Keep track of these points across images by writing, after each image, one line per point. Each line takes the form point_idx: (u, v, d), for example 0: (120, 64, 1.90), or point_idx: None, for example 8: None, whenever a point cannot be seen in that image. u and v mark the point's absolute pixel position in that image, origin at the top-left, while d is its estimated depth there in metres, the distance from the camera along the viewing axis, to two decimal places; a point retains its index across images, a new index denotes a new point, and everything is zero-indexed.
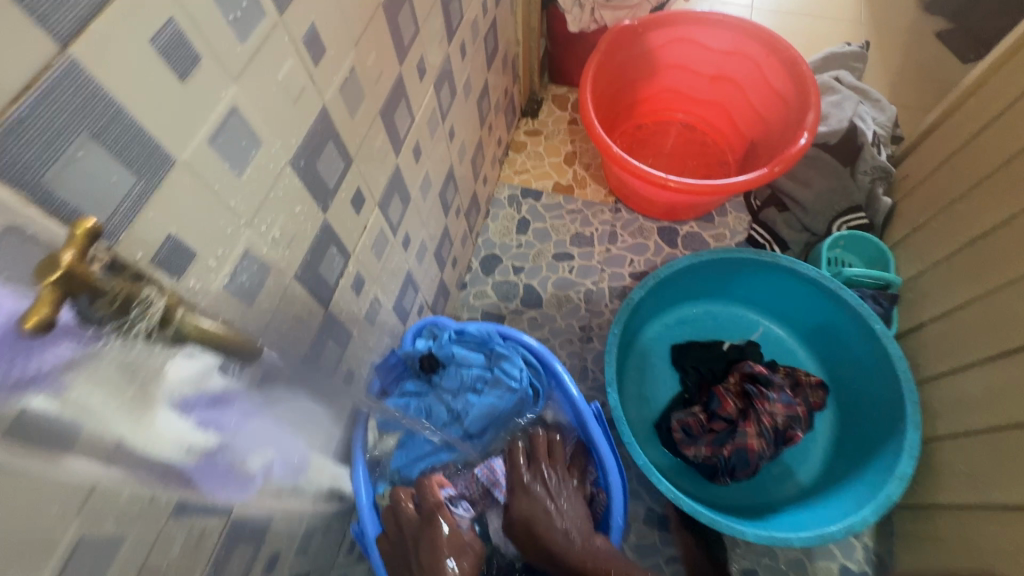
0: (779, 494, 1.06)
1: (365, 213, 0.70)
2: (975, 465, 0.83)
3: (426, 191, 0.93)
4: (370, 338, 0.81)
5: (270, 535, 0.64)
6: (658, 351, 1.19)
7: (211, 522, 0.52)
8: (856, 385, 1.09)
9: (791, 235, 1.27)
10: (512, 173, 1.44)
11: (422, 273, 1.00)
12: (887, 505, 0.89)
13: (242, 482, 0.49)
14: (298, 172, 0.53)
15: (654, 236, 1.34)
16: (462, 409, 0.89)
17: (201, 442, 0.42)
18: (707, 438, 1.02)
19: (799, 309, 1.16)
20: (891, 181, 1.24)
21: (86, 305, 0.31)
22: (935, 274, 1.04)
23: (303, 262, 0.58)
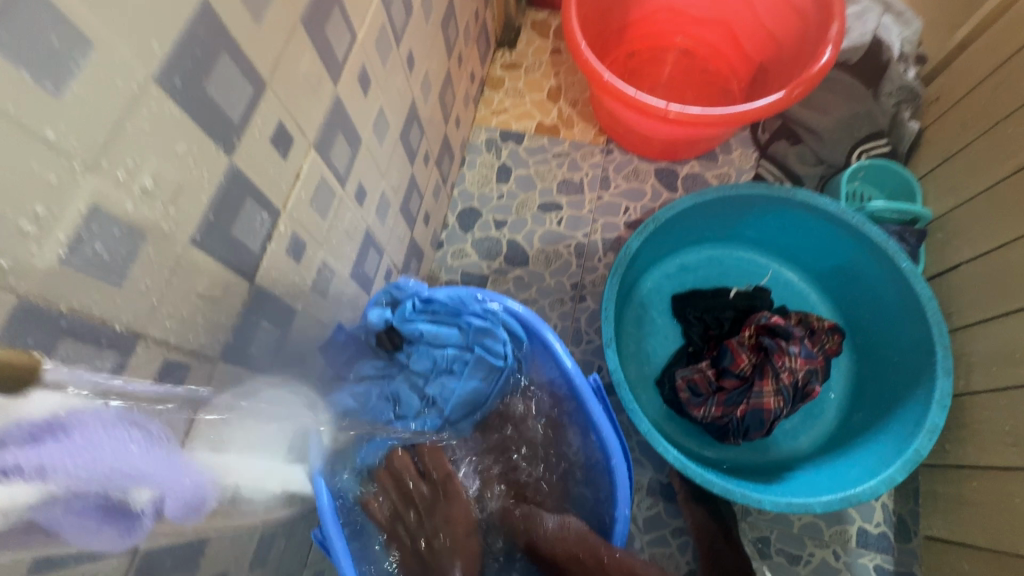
0: (788, 452, 0.97)
1: (296, 158, 0.55)
2: (1020, 422, 0.74)
3: (382, 133, 0.77)
4: (322, 313, 0.68)
5: (209, 557, 0.53)
6: (658, 304, 1.08)
7: (104, 566, 0.40)
8: (875, 331, 0.98)
9: (804, 171, 1.13)
10: (489, 114, 1.26)
11: (385, 231, 0.86)
12: (914, 462, 0.80)
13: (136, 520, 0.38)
14: (176, 96, 0.38)
15: (651, 179, 1.19)
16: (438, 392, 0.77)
17: (9, 499, 0.29)
18: (717, 397, 0.93)
19: (814, 249, 1.03)
20: (918, 105, 1.10)
21: None
22: (972, 208, 0.91)
23: (204, 221, 0.44)
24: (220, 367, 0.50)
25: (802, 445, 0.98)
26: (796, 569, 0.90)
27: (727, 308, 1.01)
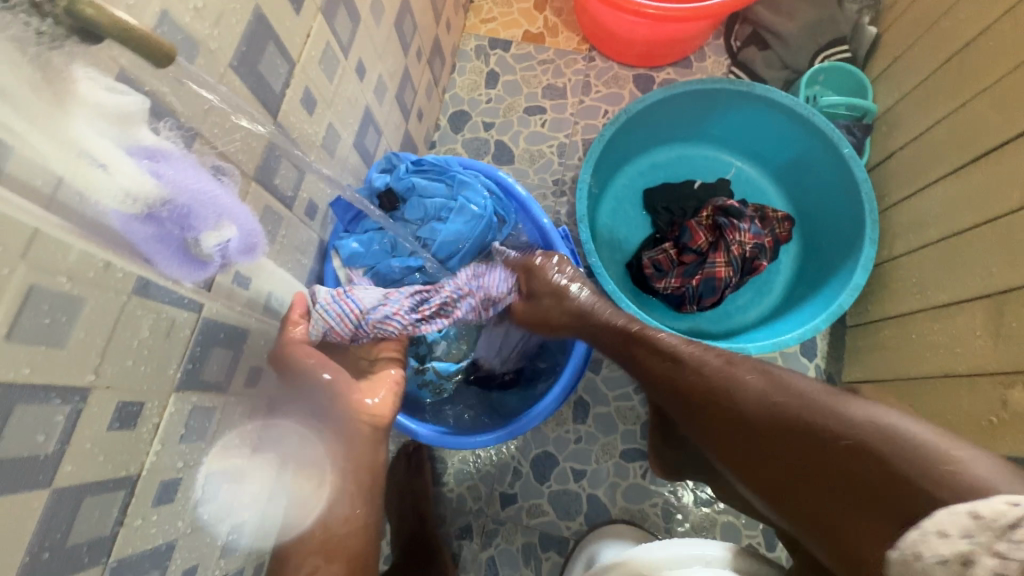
0: (738, 322, 1.12)
1: (306, 17, 0.65)
2: (926, 274, 0.87)
3: (379, 17, 0.85)
4: (330, 171, 0.79)
5: (248, 346, 0.65)
6: (631, 197, 1.19)
7: (178, 313, 0.52)
8: (820, 217, 1.11)
9: (770, 76, 1.22)
10: (478, 23, 1.33)
11: (383, 115, 0.95)
12: (837, 313, 0.94)
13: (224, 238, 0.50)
14: None
15: (629, 85, 1.28)
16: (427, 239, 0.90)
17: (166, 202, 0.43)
18: (677, 270, 1.06)
19: (771, 144, 1.14)
20: (878, 10, 1.18)
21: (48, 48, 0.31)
22: (910, 100, 1.01)
23: (237, 49, 0.54)
24: (252, 191, 0.60)
25: (751, 315, 1.12)
26: None
27: (688, 198, 1.13)
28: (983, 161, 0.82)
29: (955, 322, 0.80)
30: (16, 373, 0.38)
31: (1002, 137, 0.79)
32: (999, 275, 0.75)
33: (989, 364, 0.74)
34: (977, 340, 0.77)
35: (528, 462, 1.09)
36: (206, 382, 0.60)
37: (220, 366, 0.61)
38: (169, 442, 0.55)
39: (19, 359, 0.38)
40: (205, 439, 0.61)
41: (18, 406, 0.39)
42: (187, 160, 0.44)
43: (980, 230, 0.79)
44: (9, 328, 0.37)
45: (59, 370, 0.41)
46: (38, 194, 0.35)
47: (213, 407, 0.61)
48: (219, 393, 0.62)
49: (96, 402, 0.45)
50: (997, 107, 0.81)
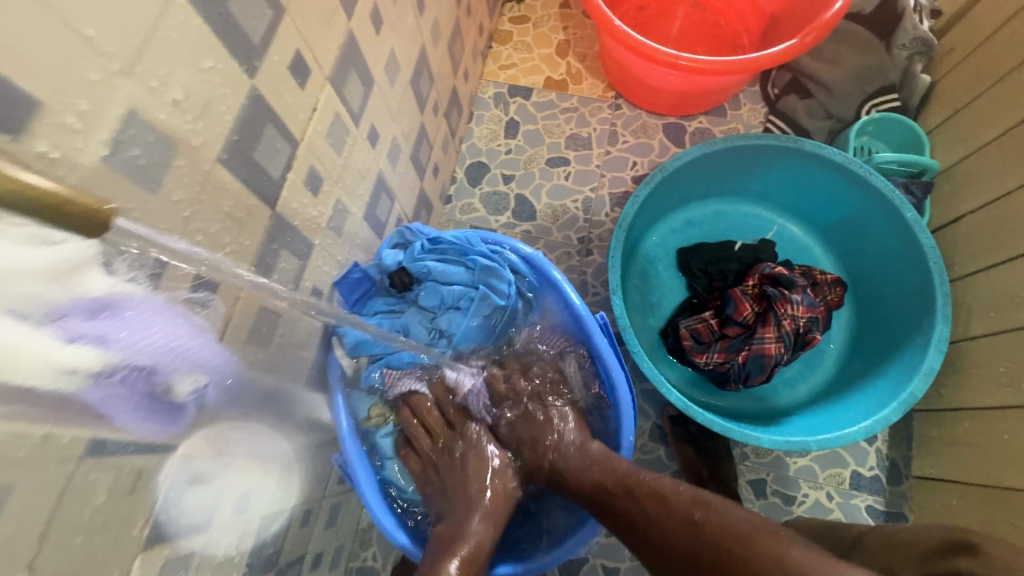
0: (787, 400, 1.00)
1: (312, 90, 0.56)
2: (1018, 362, 0.76)
3: (394, 77, 0.77)
4: (337, 251, 0.70)
5: (236, 472, 0.55)
6: (663, 258, 1.09)
7: (147, 462, 0.43)
8: (877, 284, 1.00)
9: (813, 126, 1.13)
10: (497, 69, 1.25)
11: (397, 178, 0.87)
12: (909, 403, 0.82)
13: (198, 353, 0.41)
14: (200, 9, 0.39)
15: (659, 134, 1.19)
16: (446, 328, 0.81)
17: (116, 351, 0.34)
18: (719, 344, 0.95)
19: (819, 202, 1.04)
20: (931, 56, 1.09)
21: None
22: (980, 159, 0.91)
23: (228, 140, 0.45)
24: (242, 300, 0.50)
25: (802, 392, 1.00)
26: (790, 510, 0.93)
27: (730, 261, 1.02)
28: None
29: None
30: None
31: None
32: None
33: None
34: None
35: None
36: (183, 526, 0.49)
37: (200, 504, 0.51)
38: None
39: None
40: None
41: None
42: (154, 303, 0.36)
43: None
44: None
45: None
46: None
47: (191, 552, 0.51)
48: (199, 534, 0.52)
49: None
50: None
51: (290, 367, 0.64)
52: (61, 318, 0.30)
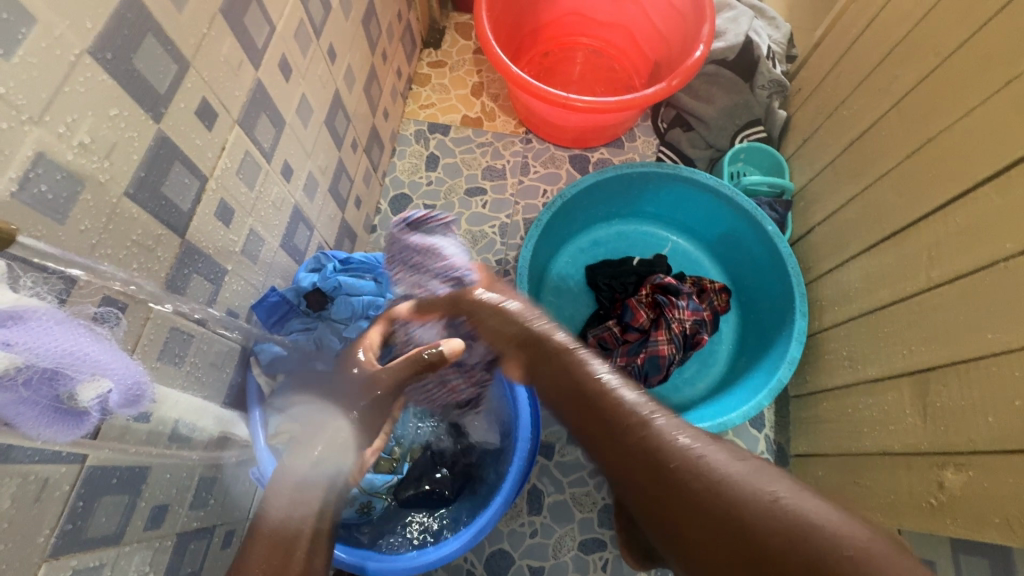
0: (686, 396, 1.11)
1: (221, 131, 0.63)
2: (856, 348, 0.90)
3: (306, 117, 0.85)
4: (252, 275, 0.75)
5: (147, 488, 0.58)
6: (573, 275, 1.20)
7: (52, 469, 0.46)
8: (753, 289, 1.14)
9: (696, 154, 1.29)
10: (417, 109, 1.36)
11: (315, 209, 0.93)
12: (778, 388, 0.95)
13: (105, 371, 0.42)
14: (107, 68, 0.46)
15: (566, 165, 1.32)
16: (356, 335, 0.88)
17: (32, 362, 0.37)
18: (622, 348, 1.07)
19: (702, 220, 1.19)
20: (786, 95, 1.28)
21: None
22: (820, 180, 1.09)
23: (135, 176, 0.51)
24: (147, 326, 0.55)
25: (698, 388, 1.12)
26: None
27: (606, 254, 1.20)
28: (890, 241, 0.87)
29: (886, 398, 0.82)
30: None
31: (905, 221, 0.85)
32: (917, 353, 0.78)
33: (922, 442, 0.76)
34: (907, 417, 0.79)
35: (482, 562, 1.02)
36: (94, 537, 0.52)
37: (110, 516, 0.54)
38: None
39: None
40: None
41: None
42: (56, 315, 0.39)
43: (897, 308, 0.83)
44: None
45: None
46: None
47: (102, 563, 0.54)
48: (111, 546, 0.54)
49: None
50: (895, 193, 0.88)
51: (207, 386, 0.68)
52: None
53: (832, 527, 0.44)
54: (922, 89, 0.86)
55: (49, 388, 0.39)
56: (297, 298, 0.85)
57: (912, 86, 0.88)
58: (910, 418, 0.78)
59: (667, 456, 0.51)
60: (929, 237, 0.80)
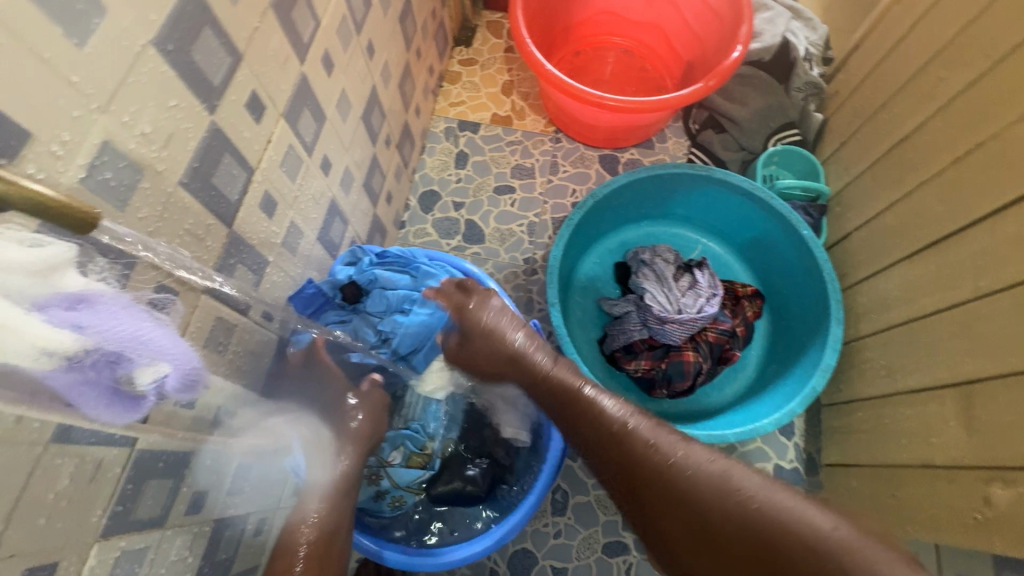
0: (715, 402, 1.09)
1: (268, 124, 0.64)
2: (894, 357, 0.88)
3: (345, 112, 0.86)
4: (291, 268, 0.76)
5: (191, 475, 0.60)
6: (600, 276, 1.19)
7: (105, 452, 0.47)
8: (786, 295, 1.12)
9: (728, 157, 1.27)
10: (448, 106, 1.36)
11: (350, 204, 0.94)
12: (812, 397, 0.94)
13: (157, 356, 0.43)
14: (168, 58, 0.47)
15: (595, 165, 1.32)
16: (390, 329, 0.89)
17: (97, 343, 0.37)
18: (647, 352, 1.06)
19: (734, 223, 1.17)
20: (822, 98, 1.26)
21: None
22: (857, 185, 1.07)
23: (189, 166, 0.52)
24: (195, 315, 0.56)
25: (725, 394, 1.10)
26: None
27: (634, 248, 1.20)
28: (934, 248, 0.85)
29: (927, 409, 0.80)
30: None
31: (951, 227, 0.82)
32: (963, 364, 0.76)
33: (965, 456, 0.74)
34: (950, 430, 0.76)
35: (504, 561, 1.01)
36: (141, 520, 0.54)
37: (155, 500, 0.55)
38: None
39: None
40: None
41: None
42: (120, 300, 0.40)
43: (940, 317, 0.81)
44: None
45: None
46: None
47: (146, 547, 0.55)
48: (155, 530, 0.56)
49: None
50: (940, 199, 0.85)
51: (246, 377, 0.69)
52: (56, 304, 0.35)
53: (808, 515, 0.51)
54: (971, 93, 0.84)
55: (109, 371, 0.40)
56: (331, 289, 0.87)
57: (960, 90, 0.86)
58: (954, 431, 0.76)
59: (679, 465, 0.60)
60: (979, 244, 0.77)
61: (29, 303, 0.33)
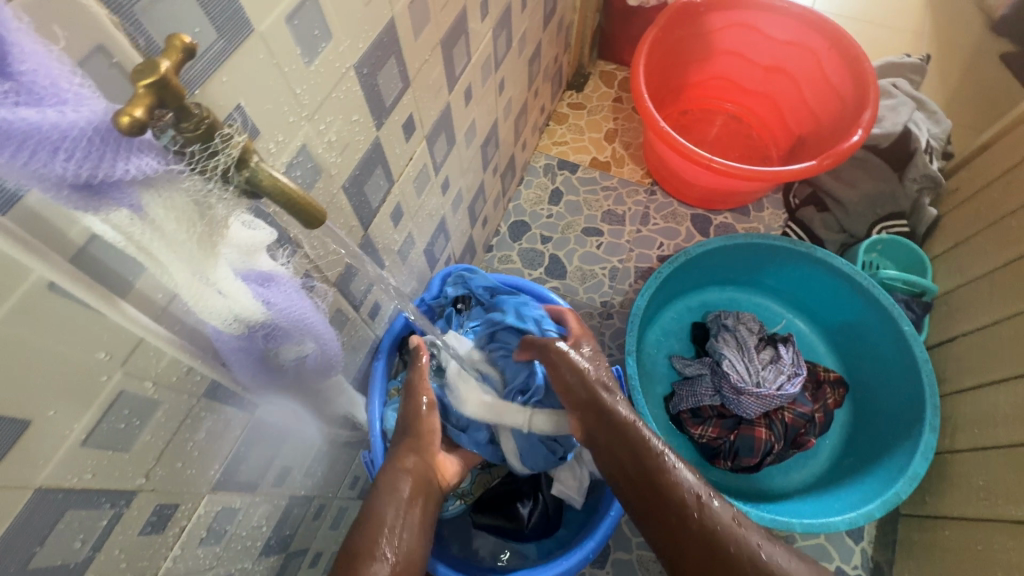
0: (780, 487, 1.04)
1: (413, 143, 0.70)
2: (997, 480, 0.82)
3: (470, 139, 0.92)
4: (399, 273, 0.82)
5: (284, 448, 0.64)
6: (677, 333, 1.18)
7: (236, 416, 0.52)
8: (874, 389, 1.07)
9: (828, 237, 1.24)
10: (551, 144, 1.42)
11: (454, 223, 1.00)
12: (893, 502, 0.88)
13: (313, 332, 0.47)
14: (361, 79, 0.53)
15: (687, 223, 1.32)
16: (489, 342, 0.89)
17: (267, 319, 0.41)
18: (715, 420, 1.03)
19: (826, 304, 1.14)
20: (939, 192, 1.21)
21: (173, 129, 0.27)
22: (972, 289, 1.02)
23: (351, 173, 0.57)
24: (320, 286, 0.55)
25: (792, 480, 1.05)
26: None
27: (715, 310, 1.18)
28: None
29: None
30: (78, 478, 0.37)
31: None
32: None
33: None
34: None
35: None
36: (238, 483, 0.57)
37: (253, 467, 0.59)
38: (188, 546, 0.52)
39: (86, 464, 0.37)
40: (218, 543, 0.57)
41: (67, 513, 0.37)
42: (294, 283, 0.43)
43: None
44: (87, 434, 0.36)
45: (118, 475, 0.40)
46: (153, 306, 0.37)
47: (237, 508, 0.58)
48: (246, 493, 0.59)
49: (135, 508, 0.44)
50: None
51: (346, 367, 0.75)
52: (263, 277, 0.40)
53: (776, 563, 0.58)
54: None
55: (260, 343, 0.44)
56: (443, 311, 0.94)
57: None
58: None
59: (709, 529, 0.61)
60: None
61: (234, 269, 0.37)
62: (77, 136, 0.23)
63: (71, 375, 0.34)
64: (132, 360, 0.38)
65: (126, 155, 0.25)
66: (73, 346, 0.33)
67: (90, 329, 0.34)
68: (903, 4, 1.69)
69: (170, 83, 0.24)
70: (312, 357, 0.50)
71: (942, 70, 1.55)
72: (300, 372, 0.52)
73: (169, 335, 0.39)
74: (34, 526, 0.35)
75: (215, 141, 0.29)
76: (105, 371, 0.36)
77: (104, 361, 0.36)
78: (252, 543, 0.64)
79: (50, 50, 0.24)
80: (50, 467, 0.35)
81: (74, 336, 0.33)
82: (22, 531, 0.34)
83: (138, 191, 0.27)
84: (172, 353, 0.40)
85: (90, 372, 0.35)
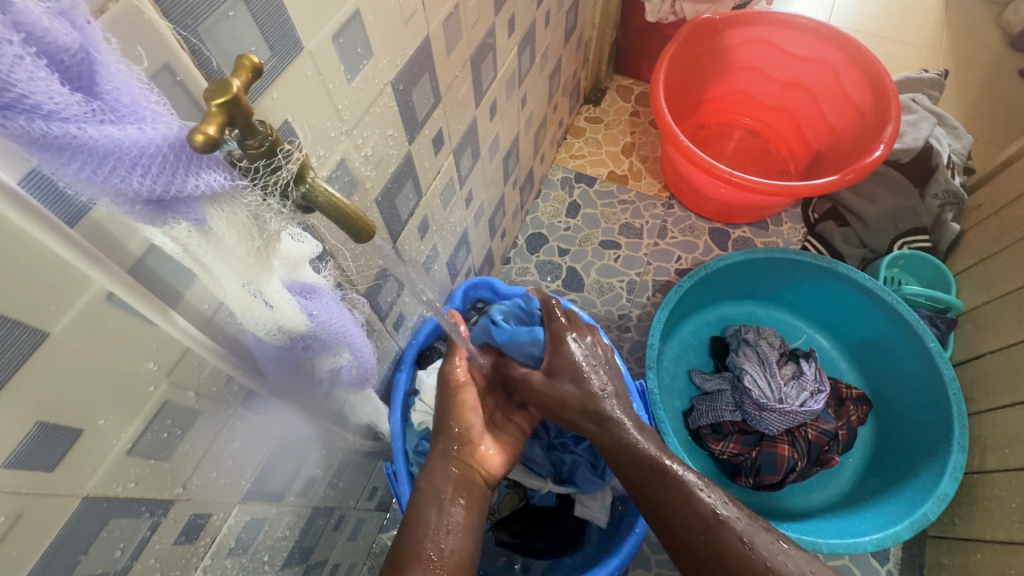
0: (802, 505, 1.02)
1: (441, 157, 0.71)
2: None
3: (493, 153, 0.93)
4: (423, 285, 0.82)
5: (310, 458, 0.64)
6: (696, 347, 1.17)
7: (267, 426, 0.52)
8: (899, 406, 1.05)
9: (848, 251, 1.23)
10: (568, 157, 1.43)
11: (475, 235, 1.00)
12: (922, 523, 0.86)
13: (350, 344, 0.47)
14: (396, 95, 0.54)
15: (704, 236, 1.32)
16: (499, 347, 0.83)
17: (310, 328, 0.41)
18: (736, 436, 1.02)
19: (848, 319, 1.13)
20: (961, 208, 1.21)
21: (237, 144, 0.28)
22: (1000, 305, 1.00)
23: (383, 186, 0.58)
24: (353, 297, 0.56)
25: (815, 498, 1.03)
26: None
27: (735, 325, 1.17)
28: None
29: None
30: (122, 488, 0.37)
31: None
32: None
33: None
34: None
35: None
36: (266, 493, 0.57)
37: (281, 478, 0.59)
38: (217, 556, 0.52)
39: (130, 473, 0.38)
40: (245, 553, 0.57)
41: (108, 523, 0.37)
42: (333, 296, 0.43)
43: None
44: (133, 444, 0.37)
45: (157, 484, 0.41)
46: (200, 317, 0.38)
47: (263, 518, 0.58)
48: (272, 504, 0.59)
49: (172, 517, 0.44)
50: None
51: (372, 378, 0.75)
52: (306, 288, 0.40)
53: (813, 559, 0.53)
54: None
55: (298, 353, 0.45)
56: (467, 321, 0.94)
57: None
58: None
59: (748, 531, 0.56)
60: None
61: (283, 277, 0.38)
62: (153, 154, 0.24)
63: (123, 387, 0.34)
64: (178, 371, 0.38)
65: (196, 170, 0.26)
66: (126, 358, 0.34)
67: (143, 338, 0.34)
68: (921, 20, 1.69)
69: (241, 101, 0.25)
70: (348, 367, 0.51)
71: (962, 85, 1.55)
72: (335, 380, 0.52)
73: (213, 345, 0.40)
74: (80, 534, 0.35)
75: (276, 157, 0.30)
76: (153, 381, 0.36)
77: (153, 372, 0.36)
78: (275, 555, 0.64)
79: (129, 70, 0.25)
80: (97, 476, 0.35)
81: (129, 346, 0.34)
82: (68, 540, 0.35)
83: (203, 206, 0.28)
84: (217, 364, 0.41)
85: (140, 383, 0.36)
